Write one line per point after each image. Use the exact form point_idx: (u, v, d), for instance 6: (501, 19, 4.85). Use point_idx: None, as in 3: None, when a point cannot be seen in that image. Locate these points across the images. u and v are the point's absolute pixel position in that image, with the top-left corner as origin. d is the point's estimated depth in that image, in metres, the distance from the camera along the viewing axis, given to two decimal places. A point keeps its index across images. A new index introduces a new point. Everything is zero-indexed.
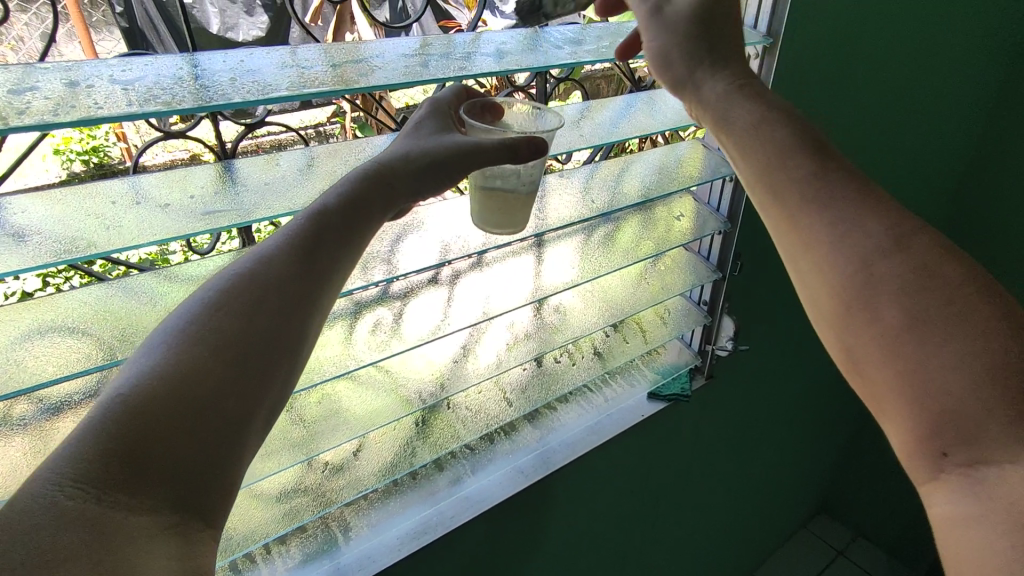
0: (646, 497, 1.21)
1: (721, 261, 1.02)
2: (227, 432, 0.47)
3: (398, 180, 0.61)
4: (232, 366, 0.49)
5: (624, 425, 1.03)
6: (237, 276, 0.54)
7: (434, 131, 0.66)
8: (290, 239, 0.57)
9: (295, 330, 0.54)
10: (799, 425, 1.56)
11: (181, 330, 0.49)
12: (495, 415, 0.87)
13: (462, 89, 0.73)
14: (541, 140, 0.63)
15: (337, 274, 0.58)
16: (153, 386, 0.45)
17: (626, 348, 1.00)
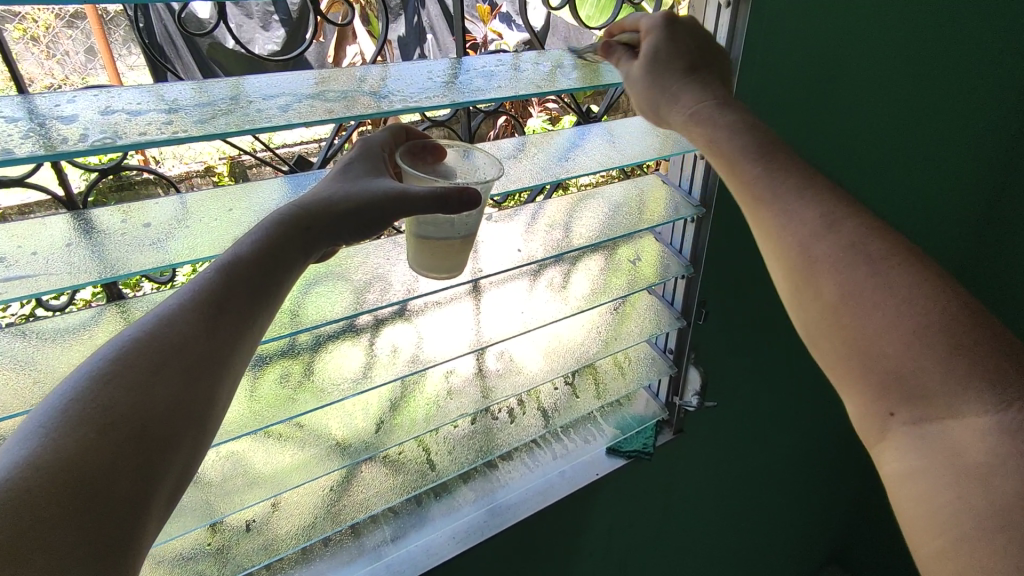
0: (610, 554, 1.11)
1: (686, 307, 0.93)
2: (128, 518, 0.40)
3: (317, 224, 0.55)
4: (130, 441, 0.42)
5: (576, 484, 0.94)
6: (135, 341, 0.47)
7: (364, 174, 0.61)
8: (196, 297, 0.51)
9: (203, 395, 0.48)
10: (798, 475, 1.43)
11: (64, 408, 0.42)
12: (417, 479, 0.79)
13: (399, 130, 0.69)
14: (474, 191, 0.57)
15: (252, 331, 0.52)
16: (29, 477, 0.37)
17: (575, 404, 0.91)
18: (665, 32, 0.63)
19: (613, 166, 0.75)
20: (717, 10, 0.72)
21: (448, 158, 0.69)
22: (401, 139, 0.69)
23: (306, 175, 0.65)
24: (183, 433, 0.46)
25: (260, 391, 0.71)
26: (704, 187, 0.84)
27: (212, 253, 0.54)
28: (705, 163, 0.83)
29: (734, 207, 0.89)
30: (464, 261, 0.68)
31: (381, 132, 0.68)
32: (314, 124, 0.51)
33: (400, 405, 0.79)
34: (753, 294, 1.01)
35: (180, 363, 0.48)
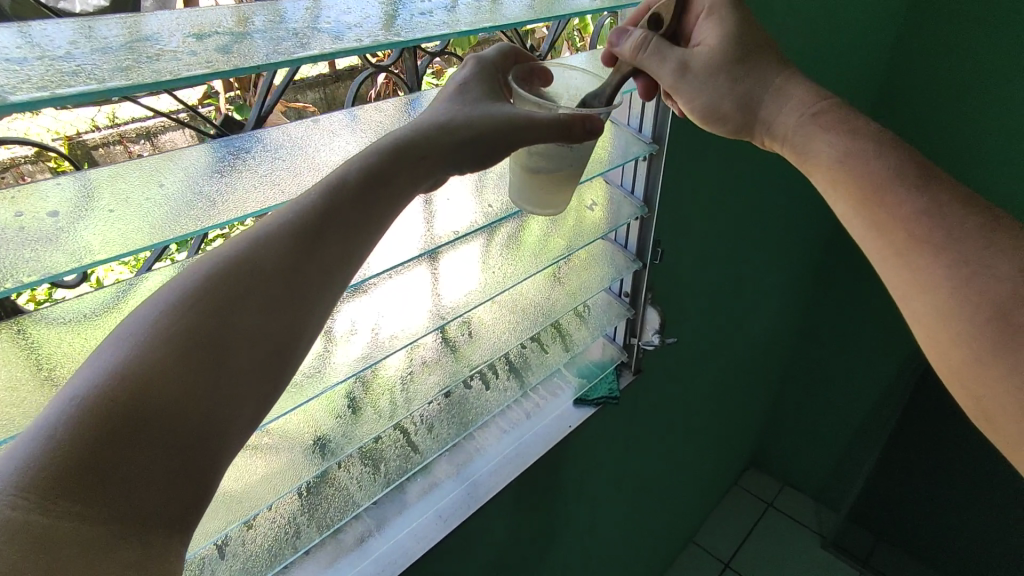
0: (582, 497, 1.13)
1: (640, 248, 0.93)
2: (204, 432, 0.41)
3: (432, 151, 0.53)
4: (210, 366, 0.43)
5: (552, 439, 0.93)
6: (221, 263, 0.46)
7: (482, 95, 0.57)
8: (286, 226, 0.49)
9: (285, 328, 0.48)
10: (727, 394, 1.54)
11: (159, 320, 0.43)
12: (401, 464, 0.73)
13: (510, 50, 0.61)
14: (598, 119, 0.54)
15: (337, 269, 0.51)
16: (123, 387, 0.39)
17: (545, 359, 0.88)
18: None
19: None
20: None
21: (551, 84, 0.64)
22: (509, 62, 0.62)
23: (234, 137, 0.54)
24: (265, 359, 0.46)
25: None
26: (655, 124, 0.83)
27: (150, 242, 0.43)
28: (654, 100, 0.81)
29: (683, 143, 0.89)
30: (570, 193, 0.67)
31: (491, 49, 0.61)
32: (271, 68, 0.41)
33: (369, 390, 0.73)
34: (697, 228, 1.02)
35: (271, 287, 0.47)
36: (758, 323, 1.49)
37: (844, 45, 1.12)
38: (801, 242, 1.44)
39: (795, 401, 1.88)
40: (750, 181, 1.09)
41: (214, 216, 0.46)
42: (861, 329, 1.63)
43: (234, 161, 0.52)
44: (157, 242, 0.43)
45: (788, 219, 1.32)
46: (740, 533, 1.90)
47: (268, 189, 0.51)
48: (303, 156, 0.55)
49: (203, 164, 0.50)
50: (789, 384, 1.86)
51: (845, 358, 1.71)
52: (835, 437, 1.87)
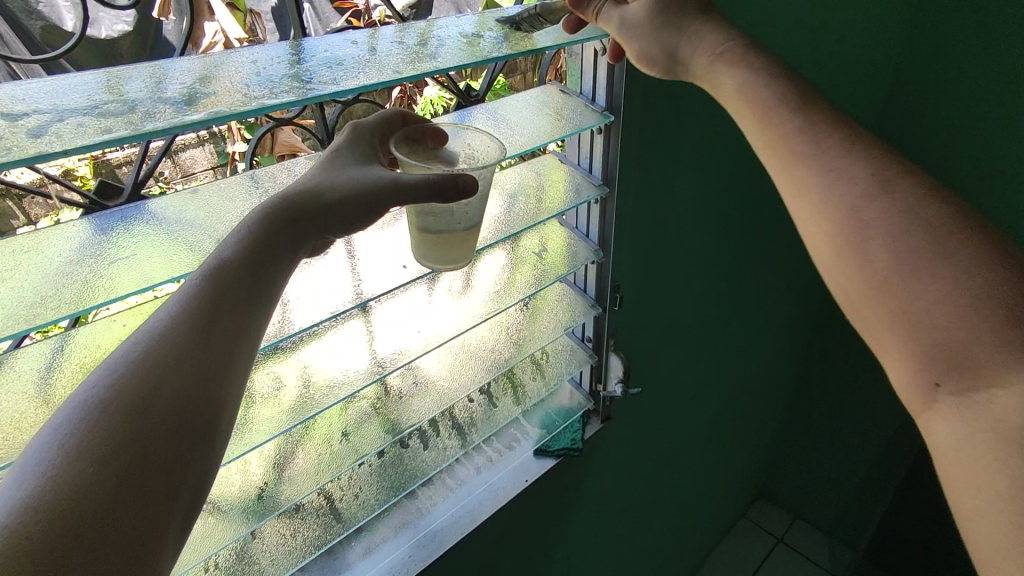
0: (554, 548, 1.06)
1: (599, 293, 0.86)
2: (135, 547, 0.36)
3: (312, 217, 0.49)
4: (135, 471, 0.37)
5: (505, 496, 0.87)
6: (130, 359, 0.41)
7: (353, 161, 0.54)
8: (184, 305, 0.44)
9: (203, 412, 0.42)
10: (724, 430, 1.45)
11: (61, 435, 0.37)
12: (317, 536, 0.70)
13: (395, 114, 0.59)
14: (470, 176, 0.50)
15: (248, 339, 0.46)
16: (30, 520, 0.33)
17: (493, 414, 0.83)
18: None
19: (518, 148, 0.63)
20: (595, 56, 0.69)
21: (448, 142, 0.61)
22: (396, 126, 0.60)
23: (112, 211, 0.48)
24: (191, 448, 0.41)
25: None
26: (605, 164, 0.76)
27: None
28: (603, 139, 0.74)
29: (644, 183, 0.82)
30: (470, 254, 0.61)
31: (374, 116, 0.59)
32: (76, 152, 0.37)
33: (299, 448, 0.69)
34: (668, 267, 0.95)
35: (183, 371, 0.42)
36: (758, 357, 1.39)
37: (840, 61, 1.02)
38: (804, 270, 1.34)
39: (807, 433, 1.76)
40: (730, 217, 1.02)
41: (58, 309, 0.41)
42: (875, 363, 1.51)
43: (108, 242, 0.46)
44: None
45: (786, 250, 1.23)
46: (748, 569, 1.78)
47: (141, 266, 0.45)
48: (197, 225, 0.49)
49: (72, 250, 0.45)
50: (800, 416, 1.75)
51: (860, 391, 1.59)
52: (849, 475, 1.73)
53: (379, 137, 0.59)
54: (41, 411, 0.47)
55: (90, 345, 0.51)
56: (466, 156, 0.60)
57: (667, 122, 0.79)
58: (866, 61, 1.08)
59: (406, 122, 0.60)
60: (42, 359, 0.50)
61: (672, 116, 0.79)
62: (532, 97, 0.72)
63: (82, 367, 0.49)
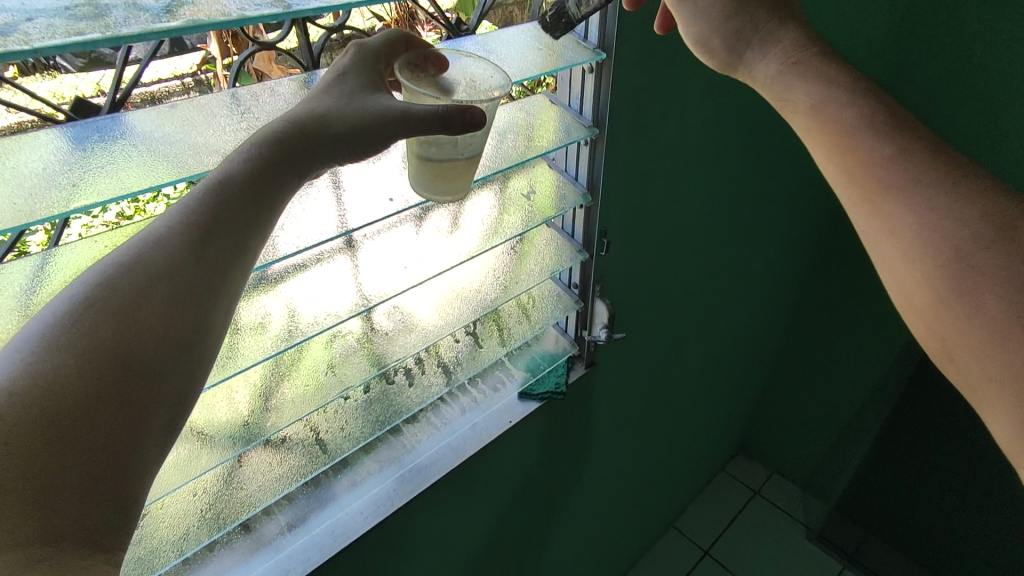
0: (537, 490, 1.09)
1: (587, 238, 0.86)
2: (111, 442, 0.40)
3: (314, 146, 0.50)
4: (117, 376, 0.41)
5: (489, 435, 0.89)
6: (121, 264, 0.44)
7: (358, 87, 0.52)
8: (179, 224, 0.46)
9: (190, 320, 0.45)
10: (706, 384, 1.48)
11: (50, 330, 0.40)
12: (303, 466, 0.71)
13: (398, 37, 0.57)
14: (478, 112, 0.48)
15: (241, 261, 0.48)
16: (14, 404, 0.37)
17: (478, 354, 0.84)
18: None
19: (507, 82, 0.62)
20: None
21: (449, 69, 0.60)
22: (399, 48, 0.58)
23: (93, 124, 0.48)
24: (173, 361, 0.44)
25: None
26: (596, 106, 0.75)
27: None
28: (595, 79, 0.73)
29: (634, 127, 0.81)
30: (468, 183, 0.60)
31: (378, 35, 0.57)
32: (45, 51, 0.36)
33: (285, 380, 0.70)
34: (655, 216, 0.95)
35: (172, 287, 0.45)
36: (741, 312, 1.41)
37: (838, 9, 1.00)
38: (792, 227, 1.34)
39: (787, 390, 1.80)
40: (719, 169, 1.01)
41: (33, 215, 0.41)
42: (858, 322, 1.53)
43: (86, 152, 0.46)
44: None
45: (774, 206, 1.24)
46: (725, 519, 1.84)
47: (119, 178, 0.44)
48: (178, 140, 0.48)
49: (50, 159, 0.45)
50: (783, 373, 1.79)
51: (841, 350, 1.61)
52: (826, 431, 1.78)
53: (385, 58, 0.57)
54: (21, 324, 0.47)
55: (71, 264, 0.51)
56: (468, 86, 0.58)
57: (660, 64, 0.78)
58: (867, 12, 1.05)
59: (412, 44, 0.58)
60: (25, 275, 0.49)
61: (666, 58, 0.78)
62: (526, 31, 0.70)
63: (64, 284, 0.49)
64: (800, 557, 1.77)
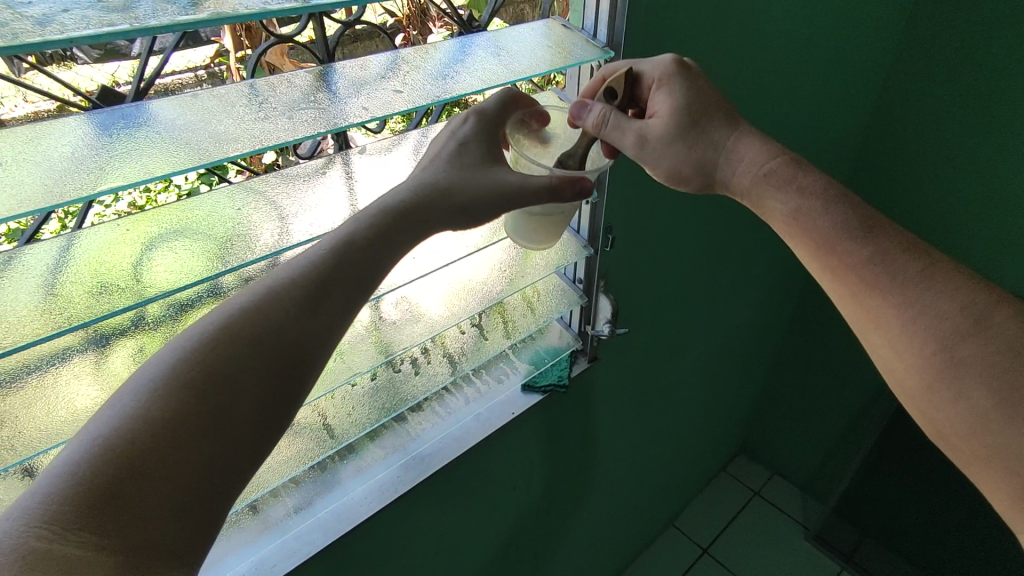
0: (537, 483, 1.10)
1: (592, 234, 0.88)
2: (215, 471, 0.43)
3: (432, 217, 0.54)
4: (231, 410, 0.44)
5: (493, 425, 0.91)
6: (243, 310, 0.47)
7: (480, 158, 0.59)
8: (300, 275, 0.49)
9: (300, 369, 0.48)
10: (707, 383, 1.49)
11: (179, 361, 0.44)
12: (309, 450, 0.73)
13: (512, 96, 0.64)
14: (587, 183, 0.58)
15: (351, 315, 0.51)
16: (146, 427, 0.41)
17: (482, 346, 0.86)
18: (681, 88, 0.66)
19: (507, 80, 0.62)
20: None
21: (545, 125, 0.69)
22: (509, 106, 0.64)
23: (118, 113, 0.49)
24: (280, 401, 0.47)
25: (91, 382, 0.53)
26: None
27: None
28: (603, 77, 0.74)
29: None
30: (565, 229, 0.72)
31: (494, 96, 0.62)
32: (81, 41, 0.38)
33: None
34: (659, 215, 0.97)
35: (291, 334, 0.48)
36: (744, 313, 1.42)
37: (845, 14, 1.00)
38: None
39: (788, 391, 1.81)
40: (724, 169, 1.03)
41: (60, 195, 0.43)
42: None
43: (111, 138, 0.47)
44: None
45: None
46: (724, 518, 1.86)
47: (143, 162, 0.46)
48: (199, 127, 0.50)
49: (77, 143, 0.47)
50: (786, 375, 1.79)
51: (843, 353, 1.62)
52: (828, 433, 1.79)
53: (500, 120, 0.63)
54: (44, 303, 0.49)
55: (93, 246, 0.53)
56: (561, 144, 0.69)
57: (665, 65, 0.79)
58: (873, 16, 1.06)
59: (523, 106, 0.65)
60: (51, 257, 0.51)
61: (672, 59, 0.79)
62: (535, 28, 0.71)
63: (87, 265, 0.51)
64: (798, 557, 1.78)
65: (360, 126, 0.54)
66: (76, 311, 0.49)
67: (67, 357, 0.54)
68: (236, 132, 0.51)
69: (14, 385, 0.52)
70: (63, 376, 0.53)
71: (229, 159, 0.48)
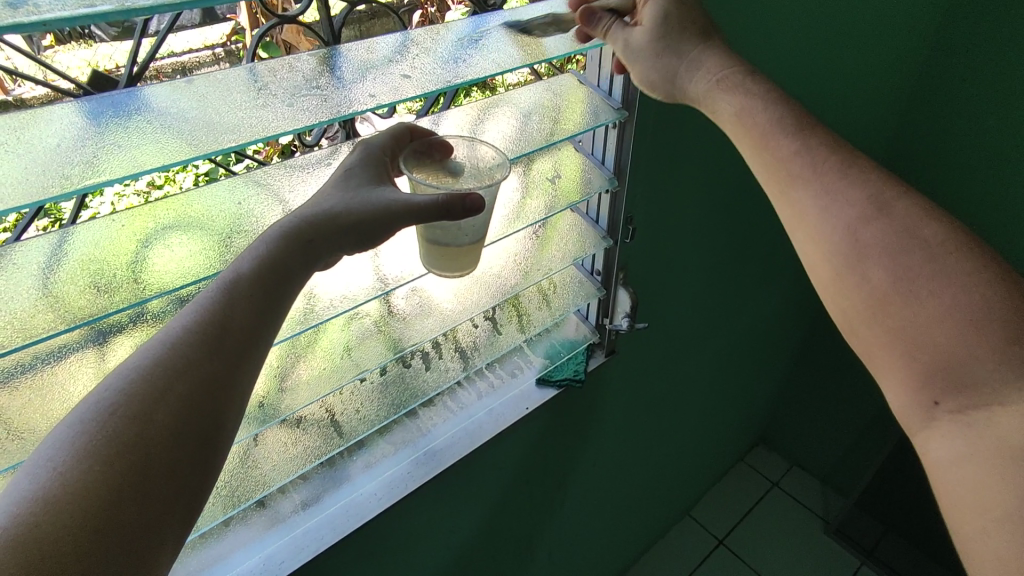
0: (552, 476, 1.08)
1: (611, 224, 0.84)
2: (133, 548, 0.36)
3: (334, 237, 0.49)
4: (142, 472, 0.38)
5: (504, 421, 0.88)
6: (139, 365, 0.41)
7: (366, 181, 0.52)
8: (199, 315, 0.44)
9: (210, 422, 0.42)
10: (728, 374, 1.45)
11: (73, 433, 0.38)
12: (319, 446, 0.71)
13: (402, 129, 0.58)
14: (478, 196, 0.50)
15: (258, 348, 0.46)
16: (41, 512, 0.34)
17: (496, 341, 0.83)
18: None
19: (521, 64, 0.59)
20: None
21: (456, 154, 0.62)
22: (405, 140, 0.59)
23: (103, 104, 0.46)
24: (195, 454, 0.41)
25: (90, 380, 0.52)
26: (626, 86, 0.72)
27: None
28: None
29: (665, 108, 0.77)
30: (473, 260, 0.64)
31: (382, 133, 0.58)
32: (58, 24, 0.35)
33: (301, 361, 0.68)
34: (682, 204, 0.92)
35: (196, 380, 0.42)
36: (767, 303, 1.37)
37: None
38: None
39: (811, 382, 1.77)
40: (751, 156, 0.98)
41: (45, 190, 0.40)
42: None
43: (100, 129, 0.45)
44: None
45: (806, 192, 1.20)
46: (742, 509, 1.83)
47: (133, 155, 0.43)
48: (193, 116, 0.47)
49: (63, 134, 0.44)
50: (810, 365, 1.74)
51: None
52: (851, 426, 1.74)
53: (389, 155, 0.57)
54: (40, 304, 0.47)
55: (88, 244, 0.50)
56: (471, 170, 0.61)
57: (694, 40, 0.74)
58: None
59: (411, 141, 0.59)
60: (44, 252, 0.49)
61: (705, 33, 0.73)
62: None
63: (80, 264, 0.49)
64: (817, 551, 1.74)
65: (365, 113, 0.51)
66: (73, 310, 0.47)
67: (64, 355, 0.52)
68: (233, 121, 0.47)
69: (11, 381, 0.51)
70: (62, 373, 0.52)
71: (224, 151, 0.45)
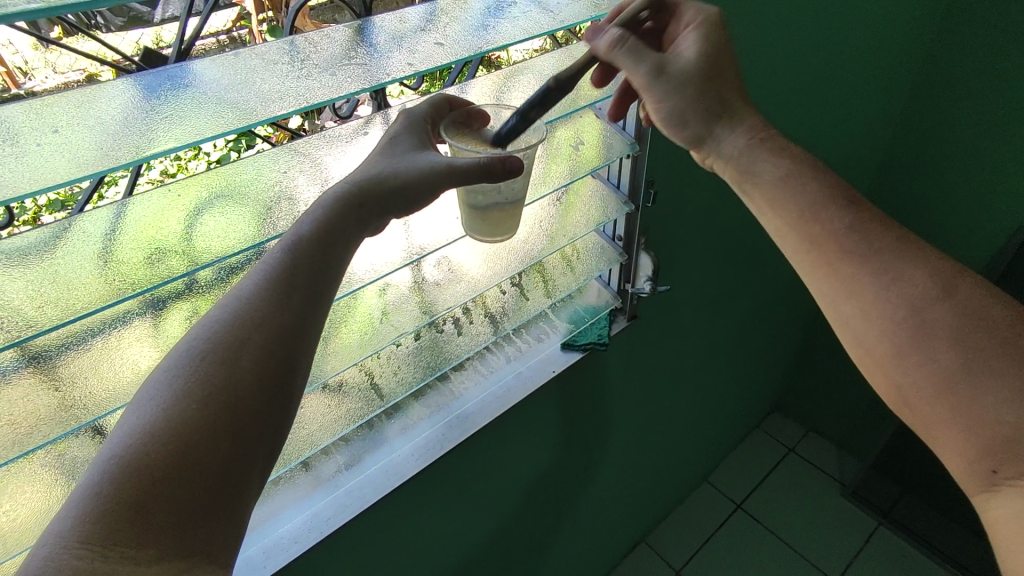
0: (576, 440, 1.11)
1: (633, 189, 0.85)
2: (226, 477, 0.41)
3: (386, 197, 0.51)
4: (230, 412, 0.42)
5: (533, 384, 0.91)
6: (221, 318, 0.45)
7: (410, 148, 0.54)
8: (269, 273, 0.47)
9: (285, 370, 0.46)
10: (745, 339, 1.47)
11: (171, 377, 0.42)
12: (360, 409, 0.75)
13: (441, 99, 0.60)
14: (516, 159, 0.52)
15: (323, 303, 0.49)
16: (150, 444, 0.39)
17: (524, 306, 0.86)
18: (711, 32, 0.62)
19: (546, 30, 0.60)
20: None
21: (490, 122, 0.63)
22: (443, 110, 0.61)
23: (162, 75, 0.49)
24: (275, 398, 0.45)
25: (152, 345, 0.55)
26: None
27: (35, 186, 0.40)
28: None
29: None
30: (516, 221, 0.66)
31: (423, 103, 0.59)
32: None
33: (341, 328, 0.71)
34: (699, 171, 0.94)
35: (270, 331, 0.45)
36: (782, 269, 1.39)
37: None
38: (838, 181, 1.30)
39: (826, 348, 1.78)
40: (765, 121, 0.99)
41: (118, 157, 0.43)
42: None
43: (159, 99, 0.47)
44: (41, 187, 0.40)
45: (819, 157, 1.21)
46: (759, 474, 1.86)
47: (192, 123, 0.46)
48: (243, 86, 0.49)
49: (127, 106, 0.47)
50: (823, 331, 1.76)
51: None
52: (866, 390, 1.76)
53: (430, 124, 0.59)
54: (108, 270, 0.49)
55: (149, 212, 0.53)
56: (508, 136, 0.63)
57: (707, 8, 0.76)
58: None
59: (450, 112, 0.61)
60: (108, 222, 0.52)
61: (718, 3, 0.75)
62: None
63: (143, 231, 0.52)
64: (833, 512, 1.78)
65: (403, 80, 0.53)
66: (138, 277, 0.49)
67: (127, 322, 0.56)
68: (280, 90, 0.50)
69: (82, 345, 0.54)
70: (125, 338, 0.55)
71: (274, 117, 0.47)
